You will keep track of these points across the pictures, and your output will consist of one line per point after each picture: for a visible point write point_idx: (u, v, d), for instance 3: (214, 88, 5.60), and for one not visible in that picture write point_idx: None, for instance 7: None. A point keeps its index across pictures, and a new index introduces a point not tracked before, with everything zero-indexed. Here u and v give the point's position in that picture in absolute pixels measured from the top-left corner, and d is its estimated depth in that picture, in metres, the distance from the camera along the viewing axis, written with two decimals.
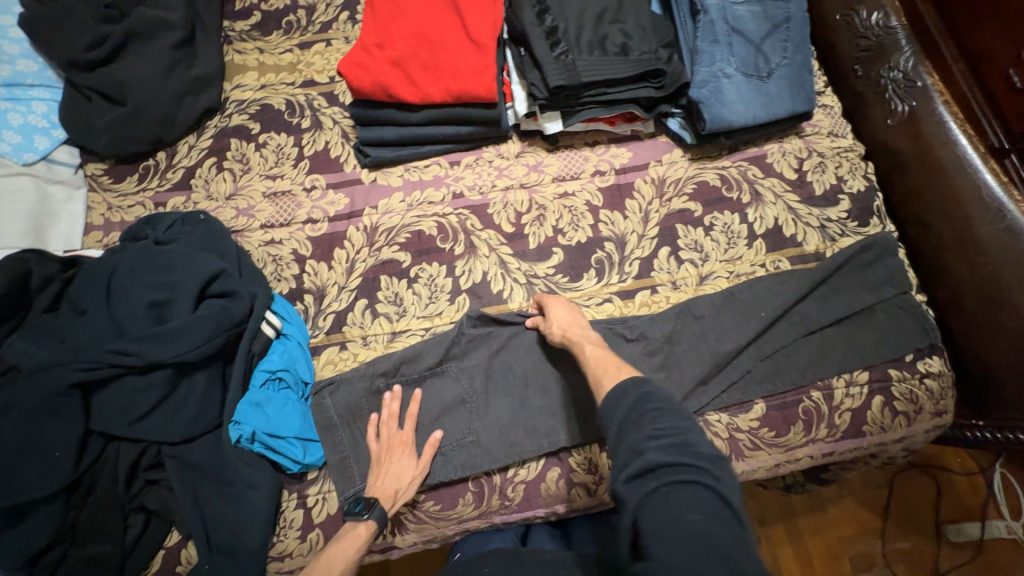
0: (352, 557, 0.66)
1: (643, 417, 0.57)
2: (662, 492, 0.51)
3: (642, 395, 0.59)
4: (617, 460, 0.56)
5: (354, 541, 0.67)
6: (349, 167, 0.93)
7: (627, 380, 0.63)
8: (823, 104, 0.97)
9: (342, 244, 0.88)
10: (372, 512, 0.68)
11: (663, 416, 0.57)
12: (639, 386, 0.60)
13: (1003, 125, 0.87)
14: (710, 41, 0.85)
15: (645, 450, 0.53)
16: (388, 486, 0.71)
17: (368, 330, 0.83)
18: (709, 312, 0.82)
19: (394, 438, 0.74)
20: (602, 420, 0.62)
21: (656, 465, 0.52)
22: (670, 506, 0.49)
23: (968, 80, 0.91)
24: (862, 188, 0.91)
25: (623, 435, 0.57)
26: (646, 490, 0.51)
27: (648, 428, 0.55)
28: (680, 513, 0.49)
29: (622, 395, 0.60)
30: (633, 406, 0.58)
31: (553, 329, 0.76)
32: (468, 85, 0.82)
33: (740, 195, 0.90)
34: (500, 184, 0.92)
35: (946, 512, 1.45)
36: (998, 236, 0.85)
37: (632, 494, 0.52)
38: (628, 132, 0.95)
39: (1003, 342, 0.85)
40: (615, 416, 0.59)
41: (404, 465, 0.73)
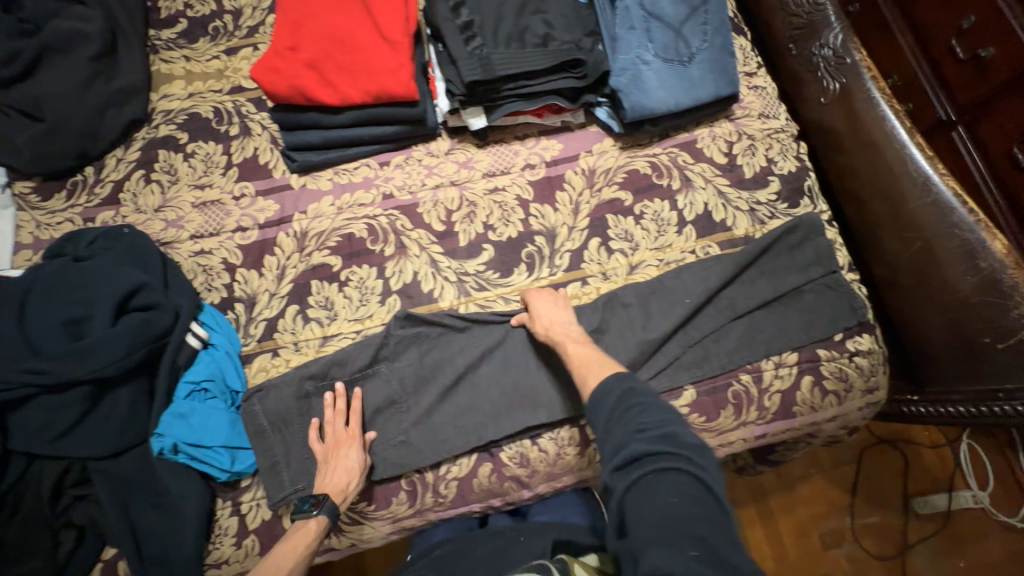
0: (301, 555, 0.67)
1: (628, 411, 0.61)
2: (645, 479, 0.55)
3: (626, 388, 0.64)
4: (605, 451, 0.60)
5: (304, 537, 0.68)
6: (279, 173, 0.92)
7: (613, 374, 0.66)
8: (755, 84, 0.96)
9: (273, 250, 0.88)
10: (322, 509, 0.69)
11: (647, 410, 0.60)
12: (625, 381, 0.64)
13: (949, 98, 1.11)
14: (626, 28, 0.86)
15: (630, 441, 0.58)
16: (336, 482, 0.71)
17: (299, 336, 0.83)
18: (637, 300, 0.82)
19: (341, 436, 0.74)
20: (590, 417, 0.66)
21: (640, 454, 0.56)
22: (652, 491, 0.53)
23: (919, 56, 1.14)
24: (793, 169, 0.91)
25: (610, 429, 0.61)
26: (631, 478, 0.55)
27: (633, 421, 0.59)
28: (661, 498, 0.53)
29: (609, 391, 0.64)
30: (619, 401, 0.62)
31: (539, 323, 0.77)
32: (384, 85, 0.81)
33: (670, 182, 0.90)
34: (429, 183, 0.92)
35: (914, 484, 1.47)
36: (925, 210, 0.85)
37: (619, 482, 0.56)
38: (558, 124, 0.94)
39: (937, 317, 0.84)
40: (603, 410, 0.63)
41: (351, 461, 0.73)
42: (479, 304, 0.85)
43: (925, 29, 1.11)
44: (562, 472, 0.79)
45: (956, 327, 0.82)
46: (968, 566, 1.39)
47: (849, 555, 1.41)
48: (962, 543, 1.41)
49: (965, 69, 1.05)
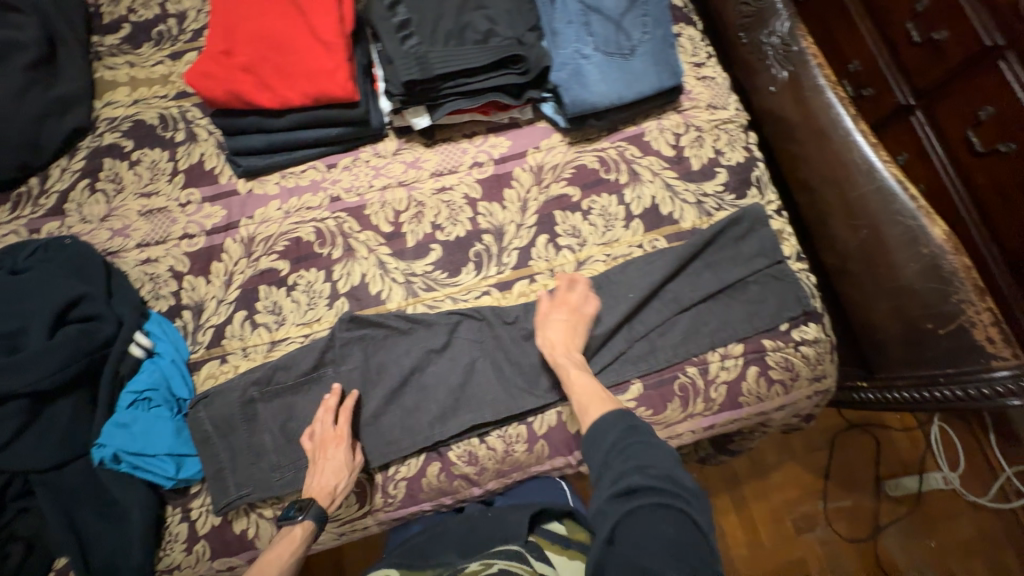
0: (289, 560, 0.69)
1: (629, 446, 0.64)
2: (640, 510, 0.58)
3: (630, 426, 0.67)
4: (602, 481, 0.63)
5: (292, 542, 0.70)
6: (225, 178, 0.92)
7: (617, 409, 0.69)
8: (704, 75, 0.96)
9: (220, 256, 0.87)
10: (308, 513, 0.70)
11: (648, 449, 0.64)
12: (629, 419, 0.68)
13: (908, 83, 1.10)
14: (564, 22, 0.85)
15: (630, 474, 0.61)
16: (325, 484, 0.71)
17: (247, 341, 0.83)
18: (583, 296, 0.83)
19: (328, 436, 0.74)
20: (587, 447, 0.69)
21: (639, 487, 0.59)
22: (646, 523, 0.57)
23: (877, 41, 1.13)
24: (740, 159, 0.91)
25: (609, 461, 0.64)
26: (626, 508, 0.59)
27: (634, 456, 0.63)
28: (653, 530, 0.56)
29: (612, 426, 0.67)
30: (622, 436, 0.66)
31: (552, 347, 0.76)
32: (322, 87, 0.81)
33: (618, 176, 0.90)
34: (377, 184, 0.91)
35: (886, 467, 1.48)
36: (868, 198, 0.85)
37: (613, 510, 0.59)
38: (506, 120, 0.93)
39: (885, 304, 0.85)
40: (604, 442, 0.66)
41: (339, 461, 0.73)
42: (427, 304, 0.85)
43: (882, 13, 1.10)
44: (511, 468, 0.80)
45: (902, 313, 0.83)
46: (939, 546, 1.40)
47: (822, 540, 1.42)
48: (933, 523, 1.42)
49: (920, 52, 1.05)
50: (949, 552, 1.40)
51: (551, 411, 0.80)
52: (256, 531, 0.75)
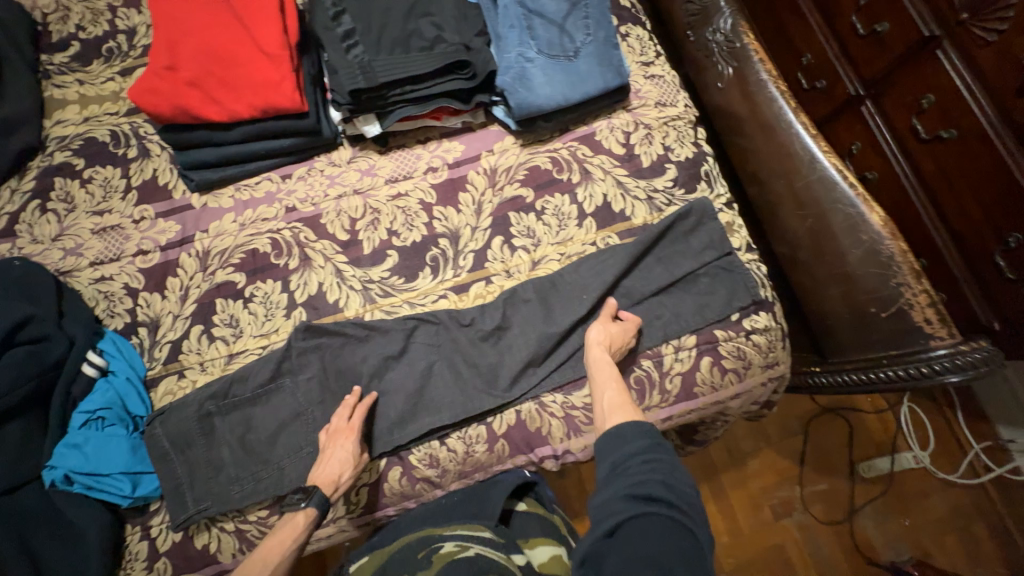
0: (290, 547, 0.67)
1: (649, 457, 0.63)
2: (650, 515, 0.57)
3: (655, 439, 0.65)
4: (614, 482, 0.62)
5: (292, 530, 0.68)
6: (178, 194, 0.91)
7: (642, 421, 0.68)
8: (653, 74, 0.98)
9: (175, 272, 0.87)
10: (311, 500, 0.69)
11: (669, 463, 0.62)
12: (656, 435, 0.66)
13: (856, 72, 1.10)
14: (507, 26, 0.87)
15: (646, 481, 0.59)
16: (329, 473, 0.71)
17: (205, 355, 0.83)
18: (538, 295, 0.84)
19: (340, 428, 0.75)
20: (603, 448, 0.67)
21: (653, 496, 0.58)
22: (654, 527, 0.55)
23: (824, 30, 1.13)
24: (689, 155, 0.93)
25: (626, 464, 0.63)
26: (636, 509, 0.57)
27: (652, 467, 0.61)
28: (658, 536, 0.54)
29: (638, 435, 0.66)
30: (645, 447, 0.64)
31: (593, 347, 0.77)
32: (269, 98, 0.81)
33: (571, 176, 0.91)
34: (332, 193, 0.91)
35: (859, 449, 1.50)
36: (812, 187, 0.88)
37: (622, 507, 0.58)
38: (458, 125, 0.95)
39: (834, 290, 0.87)
40: (624, 446, 0.65)
41: (347, 452, 0.73)
42: (384, 310, 0.85)
43: (829, 7, 1.11)
44: (473, 469, 0.81)
45: (849, 297, 0.85)
46: (913, 524, 1.42)
47: (800, 524, 1.43)
48: (907, 502, 1.45)
49: (867, 43, 1.05)
50: (923, 529, 1.42)
51: (509, 411, 0.81)
52: (217, 545, 0.75)
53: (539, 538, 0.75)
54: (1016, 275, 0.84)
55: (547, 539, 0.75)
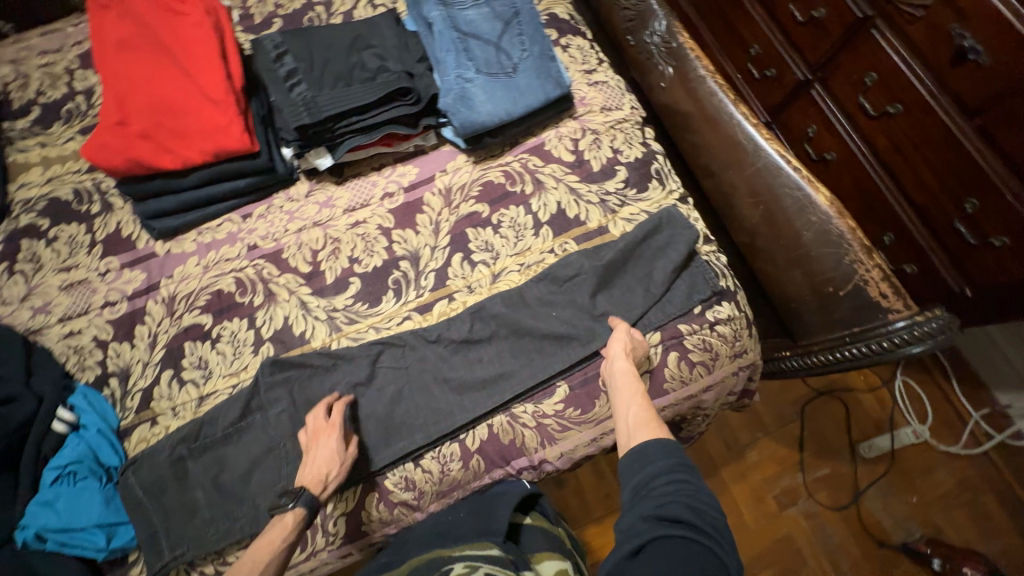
0: (279, 547, 0.68)
1: (673, 477, 0.64)
2: (674, 538, 0.57)
3: (678, 459, 0.66)
4: (639, 503, 0.63)
5: (282, 531, 0.69)
6: (142, 243, 0.93)
7: (663, 440, 0.69)
8: (596, 81, 1.01)
9: (142, 319, 0.89)
10: (299, 501, 0.69)
11: (693, 486, 0.63)
12: (679, 456, 0.67)
13: (803, 58, 1.11)
14: (444, 50, 0.90)
15: (672, 503, 0.61)
16: (317, 473, 0.71)
17: (176, 400, 0.83)
18: (500, 307, 0.85)
19: (321, 427, 0.75)
20: (627, 465, 0.69)
21: (677, 518, 0.59)
22: (677, 550, 0.56)
23: (765, 20, 1.17)
24: (638, 155, 0.95)
25: (652, 484, 0.64)
26: (660, 531, 0.58)
27: (677, 488, 0.63)
28: (682, 559, 0.55)
29: (659, 455, 0.67)
30: (669, 466, 0.65)
31: (619, 360, 0.78)
32: (219, 142, 0.84)
33: (524, 187, 0.93)
34: (292, 228, 0.93)
35: (858, 430, 1.47)
36: (760, 174, 0.89)
37: (646, 528, 0.59)
38: (411, 149, 0.97)
39: (797, 272, 0.87)
40: (647, 466, 0.66)
41: (330, 450, 0.73)
42: (351, 337, 0.86)
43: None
44: (451, 488, 0.81)
45: (810, 279, 0.86)
46: (921, 502, 1.39)
47: (806, 512, 1.39)
48: (913, 480, 1.41)
49: (807, 30, 1.07)
50: (931, 506, 1.38)
51: (481, 426, 0.81)
52: None
53: (546, 552, 0.76)
54: (976, 241, 0.87)
55: (553, 553, 0.77)
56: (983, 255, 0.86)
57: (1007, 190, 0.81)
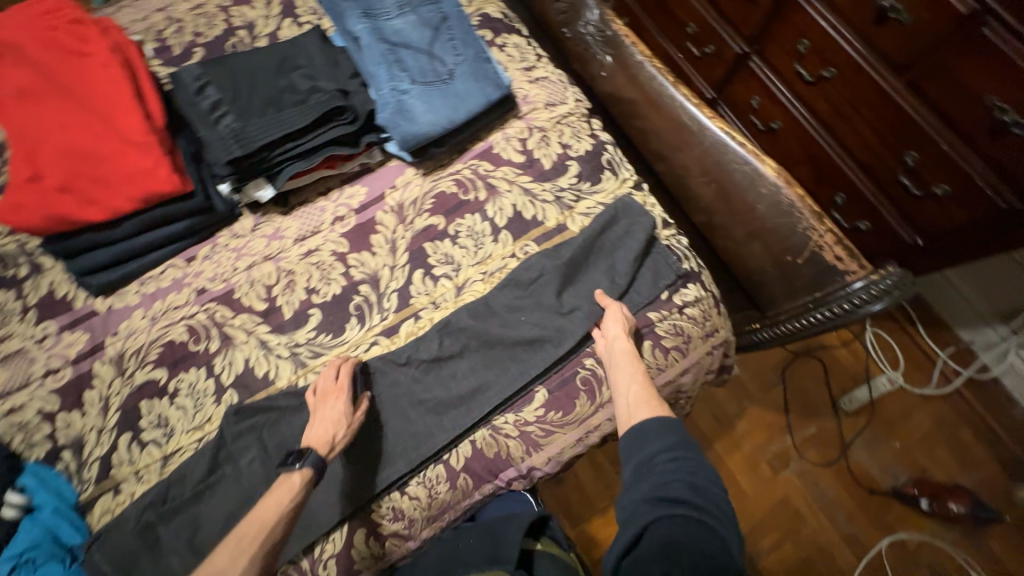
0: (286, 507, 0.66)
1: (673, 455, 0.65)
2: (676, 516, 0.58)
3: (678, 437, 0.67)
4: (641, 482, 0.64)
5: (289, 488, 0.68)
6: (80, 302, 0.87)
7: (663, 418, 0.69)
8: (537, 77, 0.99)
9: (91, 383, 0.83)
10: (306, 460, 0.69)
11: (692, 463, 0.64)
12: (680, 434, 0.68)
13: (738, 32, 1.14)
14: (375, 63, 0.87)
15: (673, 482, 0.62)
16: (324, 432, 0.72)
17: (138, 464, 0.78)
18: (468, 319, 0.83)
19: (329, 389, 0.76)
20: (628, 442, 0.69)
21: (677, 496, 0.60)
22: (678, 528, 0.57)
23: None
24: (588, 148, 0.95)
25: (652, 463, 0.65)
26: (661, 510, 0.59)
27: (676, 466, 0.64)
28: (683, 536, 0.56)
29: (659, 434, 0.67)
30: (668, 445, 0.66)
31: (618, 339, 0.79)
32: (147, 186, 0.79)
33: (477, 194, 0.91)
34: (241, 265, 0.89)
35: (837, 385, 1.50)
36: (709, 152, 0.90)
37: (647, 508, 0.60)
38: (357, 168, 0.94)
39: (755, 245, 0.89)
40: (647, 445, 0.67)
41: (337, 412, 0.74)
42: (318, 371, 0.82)
43: None
44: (441, 511, 0.78)
45: (769, 249, 0.87)
46: (903, 445, 1.43)
47: (799, 472, 1.40)
48: (893, 425, 1.46)
49: (738, 3, 1.10)
50: (914, 448, 1.43)
51: (464, 443, 0.79)
52: None
53: None
54: (919, 191, 0.94)
55: None
56: (927, 204, 0.94)
57: (941, 140, 0.88)
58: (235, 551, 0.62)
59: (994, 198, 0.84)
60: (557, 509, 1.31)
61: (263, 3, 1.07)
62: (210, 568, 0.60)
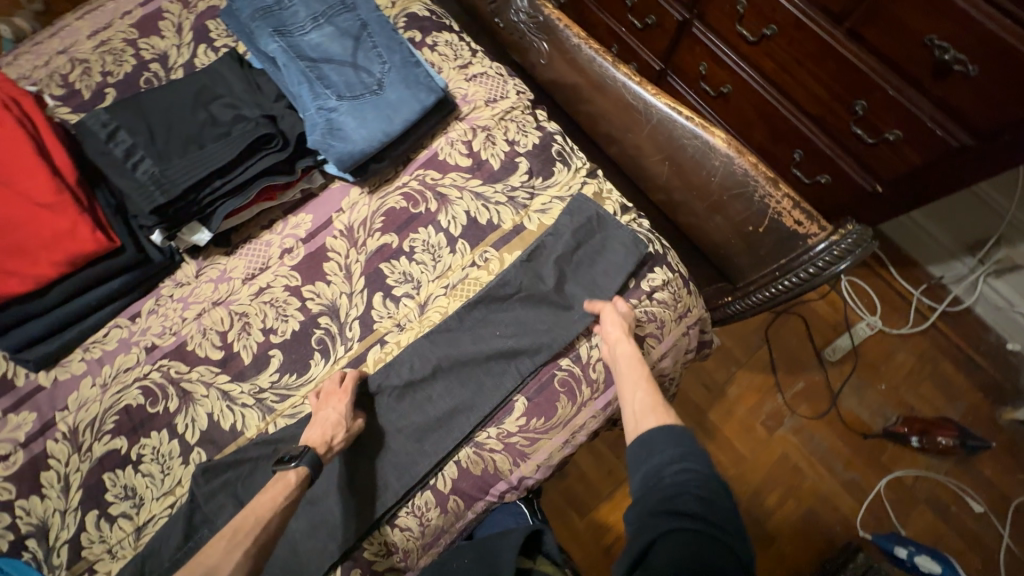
0: (281, 504, 0.65)
1: (683, 466, 0.61)
2: (684, 533, 0.55)
3: (687, 447, 0.63)
4: (649, 495, 0.60)
5: (281, 488, 0.66)
6: (22, 379, 0.81)
7: (672, 426, 0.66)
8: (474, 74, 0.95)
9: (47, 464, 0.77)
10: (302, 459, 0.67)
11: (702, 473, 0.60)
12: (689, 442, 0.64)
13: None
14: (296, 83, 0.82)
15: (682, 495, 0.58)
16: (322, 432, 0.71)
17: (111, 540, 0.74)
18: (435, 338, 0.81)
19: (331, 391, 0.75)
20: (636, 451, 0.66)
21: (688, 510, 0.56)
22: (686, 545, 0.53)
23: None
24: (535, 142, 0.92)
25: (660, 475, 0.61)
26: (671, 526, 0.55)
27: (688, 477, 0.59)
28: (692, 555, 0.53)
29: (666, 443, 0.63)
30: (678, 455, 0.62)
31: (622, 345, 0.76)
32: (70, 248, 0.74)
33: (428, 206, 0.88)
34: (190, 314, 0.84)
35: (820, 338, 1.50)
36: (657, 130, 0.88)
37: (655, 524, 0.56)
38: (298, 196, 0.89)
39: (717, 219, 0.87)
40: (655, 455, 0.63)
41: (337, 414, 0.73)
42: (287, 414, 0.79)
43: None
44: (436, 537, 0.76)
45: (730, 222, 0.86)
46: (889, 387, 1.44)
47: (794, 429, 1.40)
48: (878, 368, 1.46)
49: None
50: (899, 388, 1.44)
51: (448, 465, 0.77)
52: None
53: None
54: (873, 139, 0.94)
55: None
56: (883, 150, 0.94)
57: (888, 85, 0.87)
58: (231, 543, 0.60)
59: (946, 137, 0.84)
60: (565, 504, 1.30)
61: (173, 31, 1.00)
62: (205, 560, 0.59)
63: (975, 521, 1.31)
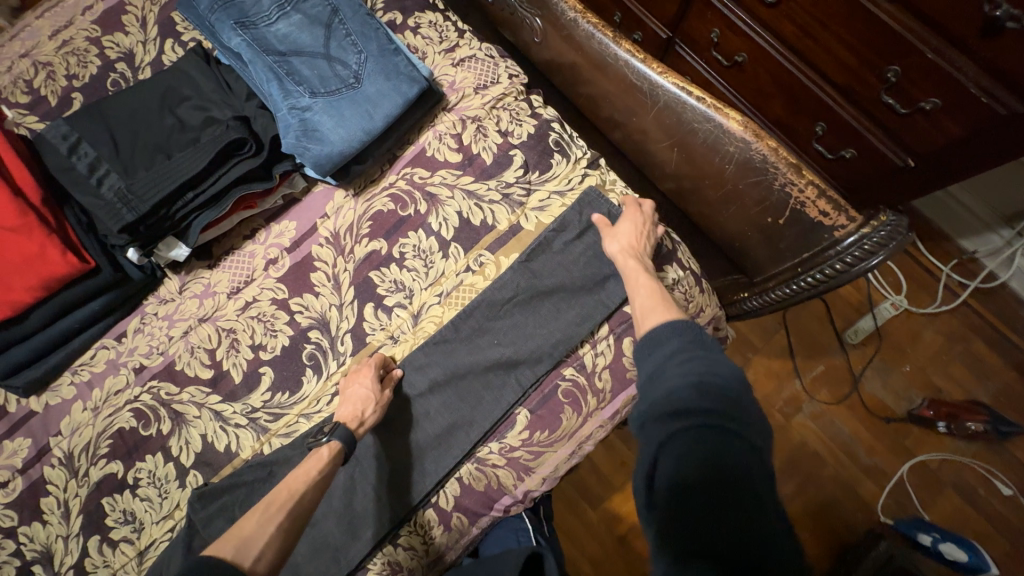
0: (313, 479, 0.65)
1: (684, 361, 0.57)
2: (690, 428, 0.50)
3: (691, 342, 0.59)
4: (651, 394, 0.56)
5: (315, 463, 0.66)
6: (13, 406, 0.79)
7: (676, 323, 0.62)
8: (461, 58, 0.87)
9: (46, 490, 0.76)
10: (334, 435, 0.69)
11: (706, 362, 0.56)
12: (692, 336, 0.60)
13: None
14: (264, 79, 0.75)
15: (685, 390, 0.53)
16: (352, 410, 0.70)
17: (114, 565, 0.73)
18: (431, 351, 0.76)
19: (356, 370, 0.74)
20: (640, 354, 0.62)
21: (691, 408, 0.52)
22: (693, 440, 0.50)
23: None
24: (530, 131, 0.84)
25: (661, 373, 0.57)
26: (676, 425, 0.51)
27: (688, 368, 0.56)
28: (699, 449, 0.49)
29: (668, 340, 0.60)
30: (680, 351, 0.58)
31: (625, 258, 0.72)
32: (42, 272, 0.70)
33: (417, 207, 0.82)
34: (176, 332, 0.81)
35: (841, 320, 1.41)
36: (662, 113, 0.79)
37: (659, 425, 0.53)
38: (280, 202, 0.84)
39: (730, 209, 0.81)
40: (656, 354, 0.60)
41: (365, 389, 0.71)
42: (282, 434, 0.76)
43: None
44: (440, 555, 0.74)
45: (745, 212, 0.79)
46: (915, 368, 1.37)
47: (812, 415, 1.35)
48: (903, 349, 1.39)
49: None
50: (926, 370, 1.37)
51: (450, 483, 0.74)
52: None
53: None
54: (906, 109, 0.84)
55: None
56: (917, 121, 0.84)
57: (927, 47, 0.77)
58: (264, 515, 0.60)
59: (991, 103, 0.73)
60: (576, 495, 1.27)
61: (138, 26, 0.93)
62: (239, 530, 0.58)
63: (1004, 506, 1.25)
